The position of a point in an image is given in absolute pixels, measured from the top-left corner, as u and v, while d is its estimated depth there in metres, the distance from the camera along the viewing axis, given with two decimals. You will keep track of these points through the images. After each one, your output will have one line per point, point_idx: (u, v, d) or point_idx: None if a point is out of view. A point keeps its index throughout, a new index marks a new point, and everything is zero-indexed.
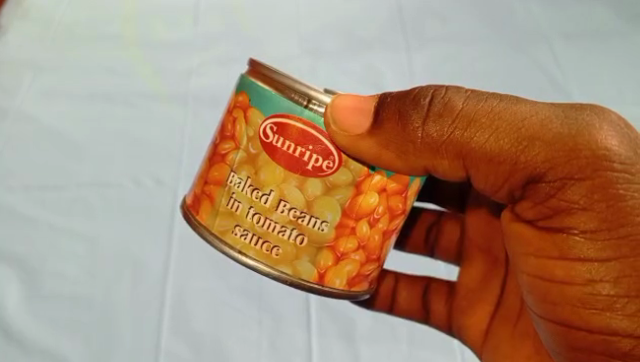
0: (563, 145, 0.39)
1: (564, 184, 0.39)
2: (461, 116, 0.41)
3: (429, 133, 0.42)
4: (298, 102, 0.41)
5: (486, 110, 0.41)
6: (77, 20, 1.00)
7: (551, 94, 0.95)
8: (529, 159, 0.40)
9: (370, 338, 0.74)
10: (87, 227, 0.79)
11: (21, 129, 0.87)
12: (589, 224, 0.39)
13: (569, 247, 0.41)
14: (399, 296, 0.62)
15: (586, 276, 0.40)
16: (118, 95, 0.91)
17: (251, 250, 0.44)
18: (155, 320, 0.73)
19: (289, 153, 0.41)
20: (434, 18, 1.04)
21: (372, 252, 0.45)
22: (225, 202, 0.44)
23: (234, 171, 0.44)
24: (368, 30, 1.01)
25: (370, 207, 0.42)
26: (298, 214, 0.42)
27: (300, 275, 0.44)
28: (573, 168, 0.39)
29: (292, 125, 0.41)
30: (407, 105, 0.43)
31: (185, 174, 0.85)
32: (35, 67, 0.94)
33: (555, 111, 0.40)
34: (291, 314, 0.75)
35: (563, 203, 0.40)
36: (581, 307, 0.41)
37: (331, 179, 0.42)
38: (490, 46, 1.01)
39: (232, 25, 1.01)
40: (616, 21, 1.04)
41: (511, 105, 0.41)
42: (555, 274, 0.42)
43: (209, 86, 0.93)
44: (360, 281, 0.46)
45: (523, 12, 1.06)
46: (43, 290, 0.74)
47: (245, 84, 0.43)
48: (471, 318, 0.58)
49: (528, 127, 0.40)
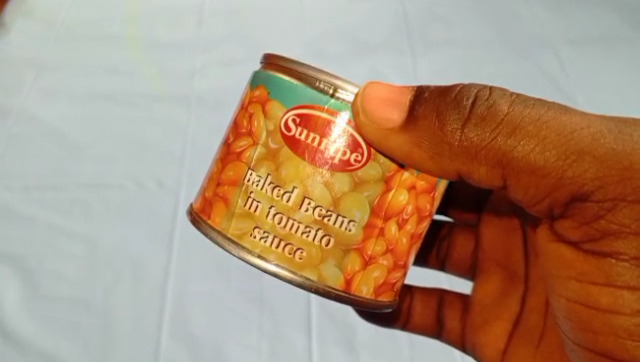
0: (616, 163, 0.40)
1: (615, 204, 0.40)
2: (506, 122, 0.42)
3: (468, 138, 0.43)
4: (324, 91, 0.41)
5: (533, 118, 0.41)
6: (79, 19, 0.97)
7: (558, 99, 0.93)
8: (578, 175, 0.41)
9: (372, 350, 0.71)
10: (87, 228, 0.76)
11: (20, 127, 0.84)
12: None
13: (614, 269, 0.42)
14: (414, 311, 0.61)
15: (635, 305, 0.41)
16: (120, 96, 0.89)
17: (272, 253, 0.42)
18: (154, 326, 0.70)
19: (314, 146, 0.41)
20: (443, 23, 1.02)
21: (400, 258, 0.44)
22: (242, 203, 0.43)
23: (251, 169, 0.43)
24: (374, 35, 0.99)
25: (399, 205, 0.42)
26: (324, 213, 0.42)
27: (325, 280, 0.42)
28: (626, 188, 0.40)
29: (317, 115, 0.41)
30: (447, 104, 0.43)
31: (186, 175, 0.83)
32: (35, 65, 0.91)
33: (608, 127, 0.41)
34: (293, 321, 0.72)
35: (612, 226, 0.41)
36: (626, 338, 0.42)
37: (359, 174, 0.41)
38: (501, 51, 0.99)
39: (234, 24, 0.99)
40: (626, 29, 1.03)
41: (560, 115, 0.41)
42: (600, 300, 0.43)
43: (212, 89, 0.91)
44: (387, 290, 0.44)
45: (532, 18, 1.04)
46: (39, 292, 0.71)
47: (260, 78, 0.43)
48: (486, 336, 0.57)
49: (579, 141, 0.40)
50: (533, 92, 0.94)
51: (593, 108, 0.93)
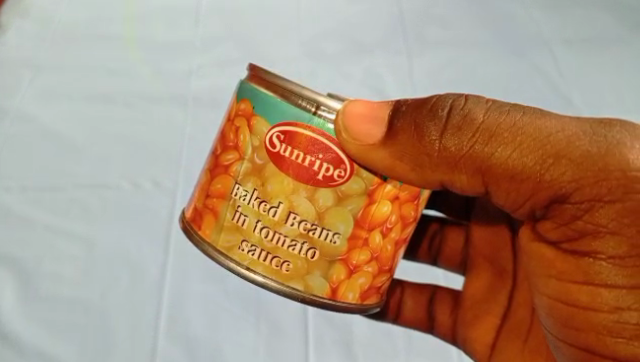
0: (592, 164, 0.40)
1: (592, 206, 0.41)
2: (483, 130, 0.42)
3: (446, 146, 0.43)
4: (306, 108, 0.41)
5: (509, 125, 0.42)
6: (78, 20, 0.98)
7: (553, 98, 0.93)
8: (556, 178, 0.41)
9: (369, 347, 0.71)
10: (84, 229, 0.77)
11: (18, 129, 0.85)
12: (617, 250, 0.41)
13: (594, 269, 0.42)
14: (404, 307, 0.61)
15: (613, 303, 0.42)
16: (118, 96, 0.89)
17: (260, 266, 0.44)
18: (150, 327, 0.71)
19: (298, 162, 0.41)
20: (439, 23, 1.02)
21: (385, 263, 0.45)
22: (231, 216, 0.44)
23: (238, 183, 0.44)
24: (371, 35, 1.00)
25: (383, 215, 0.42)
26: (309, 226, 0.42)
27: (311, 290, 0.44)
28: (602, 189, 0.40)
29: (301, 133, 0.41)
30: (424, 116, 0.43)
31: (182, 176, 0.83)
32: (34, 66, 0.92)
33: (582, 128, 0.41)
34: (286, 319, 0.73)
35: (590, 226, 0.42)
36: (605, 334, 0.43)
37: (342, 189, 0.42)
38: (497, 51, 0.99)
39: (231, 25, 0.99)
40: (620, 29, 1.03)
41: (535, 120, 0.42)
42: (579, 298, 0.44)
43: (209, 89, 0.91)
44: (373, 294, 0.46)
45: (527, 17, 1.04)
46: (37, 293, 0.71)
47: (246, 90, 0.43)
48: (476, 331, 0.58)
49: (554, 144, 0.41)
50: (529, 92, 0.94)
51: (590, 107, 0.93)
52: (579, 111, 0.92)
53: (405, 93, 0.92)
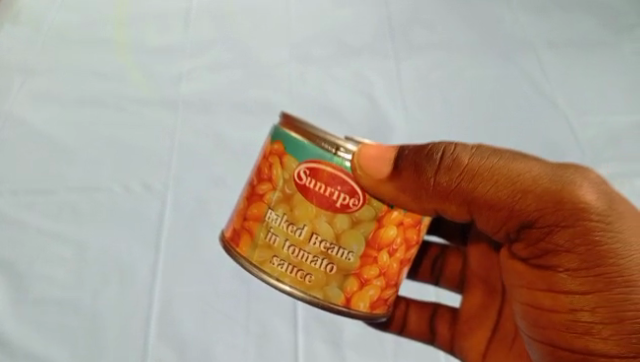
0: (551, 197, 0.49)
1: (552, 230, 0.49)
2: (468, 169, 0.52)
3: (440, 182, 0.52)
4: (327, 150, 0.48)
5: (488, 166, 0.51)
6: (69, 26, 1.00)
7: (540, 101, 0.95)
8: (524, 207, 0.50)
9: (358, 345, 0.71)
10: (75, 231, 0.77)
11: (9, 132, 0.85)
12: (571, 264, 0.49)
13: (557, 278, 0.50)
14: (409, 320, 0.69)
15: (569, 305, 0.50)
16: (108, 100, 0.91)
17: (287, 277, 0.51)
18: (141, 326, 0.70)
19: (320, 193, 0.48)
20: (426, 28, 1.05)
21: (391, 278, 0.52)
22: (264, 235, 0.51)
23: (271, 208, 0.50)
24: (358, 39, 1.02)
25: (389, 238, 0.50)
26: (328, 245, 0.49)
27: (328, 297, 0.51)
28: (559, 217, 0.49)
29: (323, 169, 0.48)
30: (423, 159, 0.53)
31: (173, 177, 0.83)
32: (24, 69, 0.93)
33: (545, 170, 0.50)
34: (279, 320, 0.72)
35: (551, 245, 0.50)
36: (564, 330, 0.50)
37: (356, 214, 0.49)
38: (482, 55, 1.01)
39: (221, 32, 1.02)
40: (602, 33, 1.06)
41: (510, 162, 0.51)
42: (544, 302, 0.52)
43: (200, 92, 0.92)
44: (381, 304, 0.52)
45: (512, 21, 1.07)
46: (27, 295, 0.71)
47: (281, 134, 0.49)
48: (468, 341, 0.67)
49: (522, 182, 0.50)
50: (515, 95, 0.96)
51: (576, 108, 0.95)
52: (565, 113, 0.94)
53: (393, 96, 0.94)
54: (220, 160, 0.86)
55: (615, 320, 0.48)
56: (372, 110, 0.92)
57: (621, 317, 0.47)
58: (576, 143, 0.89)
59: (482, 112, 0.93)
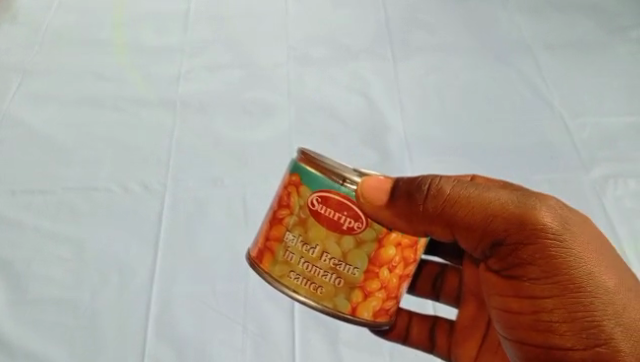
0: (517, 218, 0.46)
1: (518, 247, 0.47)
2: (449, 198, 0.48)
3: (427, 208, 0.48)
4: (334, 180, 0.46)
5: (465, 195, 0.48)
6: (69, 30, 1.02)
7: (535, 102, 0.96)
8: (496, 228, 0.47)
9: (354, 345, 0.70)
10: (73, 231, 0.77)
11: (8, 133, 0.87)
12: (532, 274, 0.47)
13: (521, 286, 0.48)
14: (411, 330, 0.61)
15: (532, 307, 0.47)
16: (106, 101, 0.92)
17: (302, 290, 0.48)
18: (139, 325, 0.69)
19: (330, 218, 0.46)
20: (423, 29, 1.06)
21: (392, 290, 0.49)
22: (283, 253, 0.48)
23: (289, 230, 0.48)
24: (355, 40, 1.03)
25: (389, 256, 0.47)
26: (337, 262, 0.47)
27: (336, 307, 0.48)
28: (523, 235, 0.46)
29: (331, 197, 0.46)
30: (414, 190, 0.48)
31: (171, 176, 0.84)
32: (24, 72, 0.95)
33: (513, 197, 0.47)
34: (277, 320, 0.71)
35: (517, 260, 0.47)
36: (528, 329, 0.48)
37: (361, 235, 0.46)
38: (479, 56, 1.02)
39: (218, 33, 1.03)
40: (598, 34, 1.07)
41: (483, 191, 0.48)
42: (512, 306, 0.49)
43: (197, 93, 0.94)
44: (384, 313, 0.49)
45: (508, 24, 1.08)
46: (26, 294, 0.71)
47: (295, 165, 0.48)
48: (462, 347, 0.61)
49: (493, 207, 0.47)
50: (511, 96, 0.96)
51: (572, 109, 0.95)
52: (561, 114, 0.94)
53: (389, 97, 0.95)
54: (218, 159, 0.86)
55: (570, 319, 0.45)
56: (368, 110, 0.93)
57: (574, 317, 0.45)
58: (571, 144, 0.90)
59: (479, 113, 0.94)
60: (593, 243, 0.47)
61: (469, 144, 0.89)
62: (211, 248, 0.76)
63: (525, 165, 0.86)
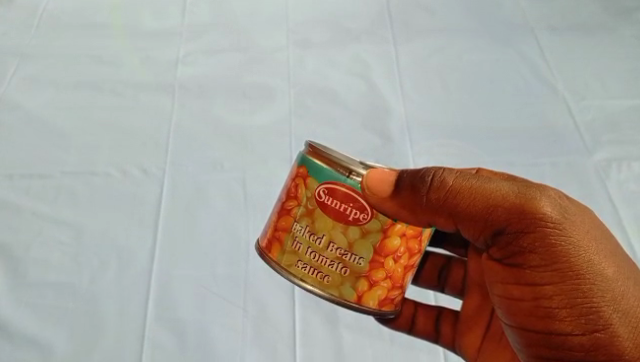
0: (517, 208, 0.45)
1: (519, 235, 0.45)
2: (452, 189, 0.46)
3: (430, 199, 0.46)
4: (341, 173, 0.45)
5: (466, 186, 0.47)
6: (65, 12, 1.01)
7: (539, 86, 0.95)
8: (497, 218, 0.46)
9: (354, 327, 0.69)
10: (72, 215, 0.76)
11: (5, 117, 0.86)
12: (533, 261, 0.45)
13: (521, 273, 0.46)
14: (417, 319, 0.61)
15: (532, 294, 0.46)
16: (104, 85, 0.91)
17: (309, 278, 0.48)
18: (139, 311, 0.69)
19: (336, 209, 0.46)
20: (424, 12, 1.05)
21: (398, 280, 0.48)
22: (290, 243, 0.48)
23: (296, 220, 0.48)
24: (356, 22, 1.02)
25: (394, 247, 0.47)
26: (343, 252, 0.46)
27: (343, 296, 0.48)
28: (524, 225, 0.45)
29: (338, 188, 0.45)
30: (418, 181, 0.47)
31: (170, 160, 0.83)
32: (20, 55, 0.94)
33: (513, 187, 0.46)
34: (277, 306, 0.70)
35: (518, 248, 0.46)
36: (529, 315, 0.47)
37: (366, 225, 0.46)
38: (481, 40, 1.01)
39: (218, 15, 1.02)
40: (602, 17, 1.05)
41: (484, 182, 0.47)
42: (513, 293, 0.48)
43: (195, 76, 0.93)
44: (390, 302, 0.49)
45: (511, 6, 1.07)
46: (24, 278, 0.70)
47: (303, 158, 0.48)
48: (467, 338, 0.60)
49: (494, 197, 0.46)
50: (514, 80, 0.95)
51: (575, 92, 0.94)
52: (564, 97, 0.93)
53: (390, 80, 0.94)
54: (218, 143, 0.85)
55: (570, 305, 0.45)
56: (369, 93, 0.92)
57: (573, 302, 0.44)
58: (575, 127, 0.89)
59: (481, 96, 0.93)
60: (592, 232, 0.46)
61: (472, 128, 0.88)
62: (211, 232, 0.76)
63: (528, 149, 0.86)
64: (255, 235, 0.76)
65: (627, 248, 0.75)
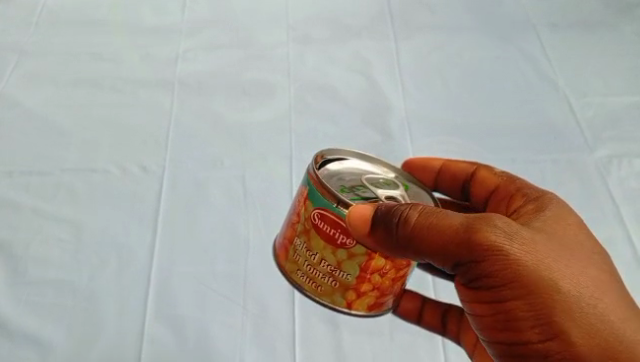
0: (466, 240, 0.41)
1: (469, 264, 0.42)
2: (410, 226, 0.42)
3: (395, 235, 0.43)
4: (330, 201, 0.45)
5: (420, 220, 0.42)
6: (65, 8, 1.01)
7: (540, 83, 0.94)
8: (449, 250, 0.42)
9: (354, 325, 0.69)
10: (72, 213, 0.76)
11: (5, 113, 0.86)
12: (490, 284, 0.42)
13: (482, 294, 0.43)
14: (424, 313, 0.61)
15: (494, 311, 0.43)
16: (104, 82, 0.91)
17: (306, 286, 0.50)
18: (139, 308, 0.68)
19: (326, 233, 0.46)
20: (424, 8, 1.04)
21: (388, 288, 0.49)
22: (292, 253, 0.50)
23: (297, 234, 0.49)
24: (356, 19, 1.02)
25: (380, 265, 0.47)
26: (332, 269, 0.47)
27: (335, 303, 0.49)
28: (473, 256, 0.41)
29: (327, 214, 0.45)
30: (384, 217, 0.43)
31: (169, 158, 0.83)
32: (20, 52, 0.94)
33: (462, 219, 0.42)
34: (277, 304, 0.70)
35: (472, 274, 0.42)
36: (495, 330, 0.44)
37: (352, 249, 0.46)
38: (482, 37, 1.00)
39: (217, 12, 1.02)
40: (603, 13, 1.05)
41: (436, 214, 0.43)
42: (479, 310, 0.45)
43: (194, 73, 0.92)
44: (381, 305, 0.51)
45: (511, 3, 1.06)
46: (23, 276, 0.70)
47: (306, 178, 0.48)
48: (467, 335, 0.60)
49: (444, 230, 0.42)
50: (515, 77, 0.95)
51: (577, 90, 0.93)
52: (565, 94, 0.93)
53: (391, 77, 0.93)
54: (217, 140, 0.85)
55: (529, 321, 0.42)
56: (370, 90, 0.91)
57: (530, 317, 0.41)
58: (576, 124, 0.88)
59: (482, 93, 0.92)
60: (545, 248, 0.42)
61: (473, 125, 0.88)
62: (211, 229, 0.75)
63: (529, 147, 0.85)
64: (255, 233, 0.75)
65: (629, 245, 0.75)
